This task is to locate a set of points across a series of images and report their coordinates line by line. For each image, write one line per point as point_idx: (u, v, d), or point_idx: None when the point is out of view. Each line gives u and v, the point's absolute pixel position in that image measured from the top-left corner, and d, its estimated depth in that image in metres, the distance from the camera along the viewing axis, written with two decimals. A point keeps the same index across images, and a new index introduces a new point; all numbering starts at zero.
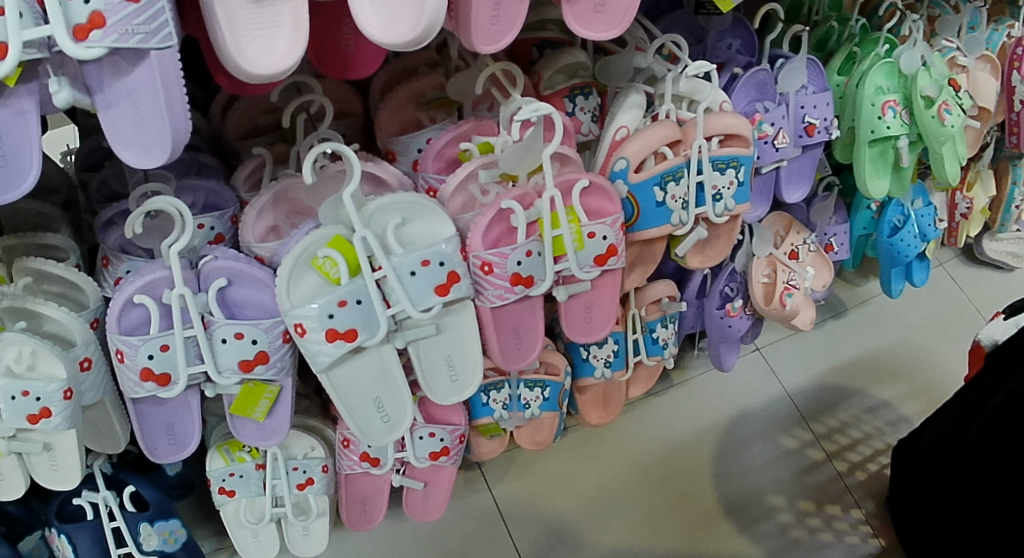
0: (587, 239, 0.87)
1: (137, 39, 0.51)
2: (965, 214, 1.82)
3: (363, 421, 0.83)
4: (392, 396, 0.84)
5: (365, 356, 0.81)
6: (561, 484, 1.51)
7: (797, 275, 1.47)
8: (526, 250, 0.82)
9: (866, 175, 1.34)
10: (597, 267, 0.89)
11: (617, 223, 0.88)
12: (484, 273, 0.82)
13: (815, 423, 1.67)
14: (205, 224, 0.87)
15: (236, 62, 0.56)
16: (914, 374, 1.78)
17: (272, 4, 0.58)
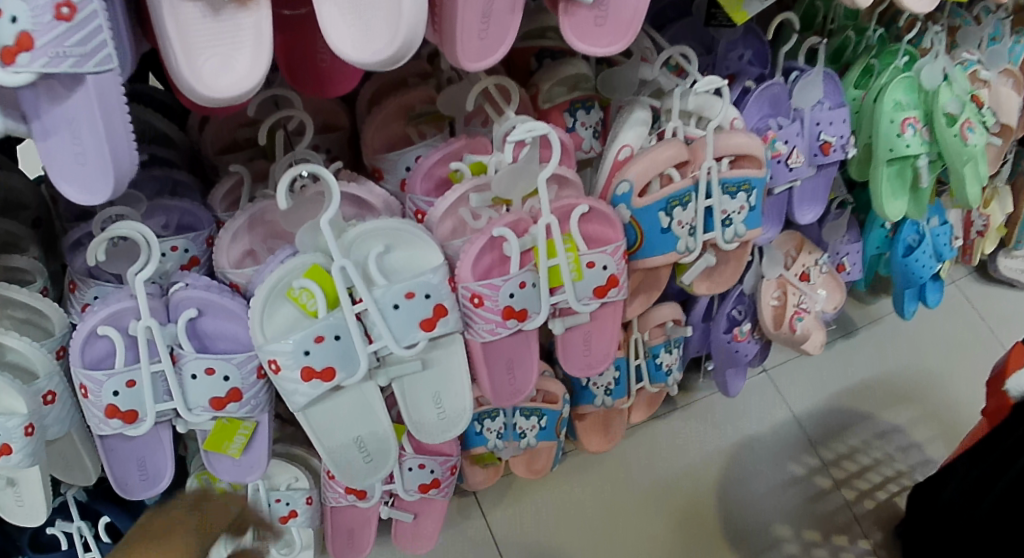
0: (586, 269, 0.83)
1: (70, 63, 0.47)
2: (980, 231, 1.74)
3: (343, 462, 0.78)
4: (375, 436, 0.78)
5: (346, 394, 0.75)
6: (561, 510, 1.45)
7: (808, 298, 1.40)
8: (520, 281, 0.77)
9: (883, 196, 1.28)
10: (597, 299, 0.85)
11: (617, 252, 0.84)
12: (474, 306, 0.77)
13: (823, 449, 1.60)
14: (179, 246, 0.82)
15: (191, 83, 0.52)
16: (928, 400, 1.71)
17: (232, 17, 0.53)
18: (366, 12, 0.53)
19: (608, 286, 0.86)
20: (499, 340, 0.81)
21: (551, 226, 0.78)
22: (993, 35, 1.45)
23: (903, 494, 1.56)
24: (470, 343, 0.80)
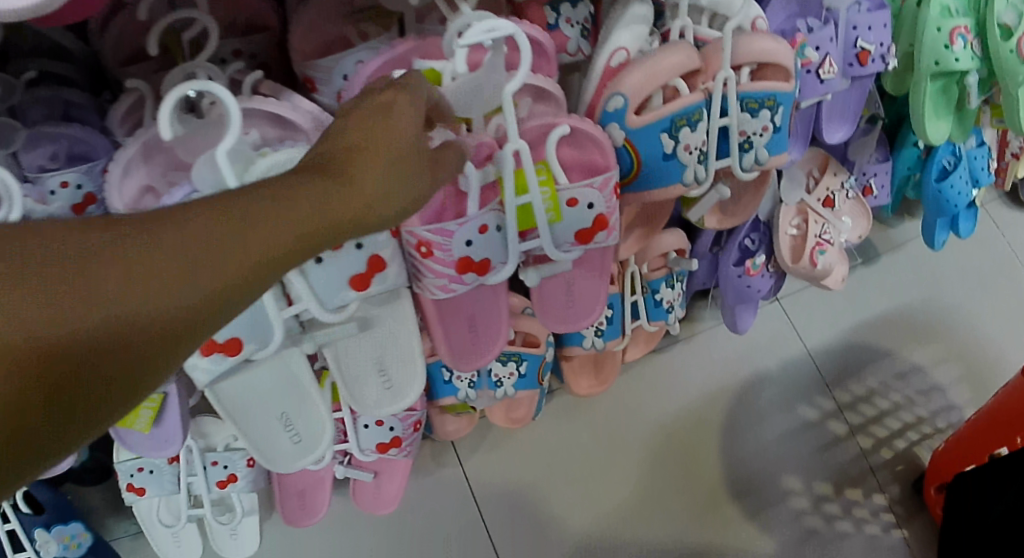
0: (566, 209, 0.68)
1: None
2: (1015, 154, 1.48)
3: (267, 440, 0.71)
4: (302, 412, 0.70)
5: (264, 367, 0.67)
6: (543, 458, 1.23)
7: (831, 228, 1.23)
8: (479, 224, 0.64)
9: (926, 116, 1.10)
10: (580, 245, 0.71)
11: (608, 185, 0.68)
12: (422, 256, 0.64)
13: (839, 391, 1.37)
14: (70, 181, 0.68)
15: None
16: (953, 336, 1.46)
17: None
18: None
19: (597, 229, 0.71)
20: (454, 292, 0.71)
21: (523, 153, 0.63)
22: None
23: (923, 443, 1.37)
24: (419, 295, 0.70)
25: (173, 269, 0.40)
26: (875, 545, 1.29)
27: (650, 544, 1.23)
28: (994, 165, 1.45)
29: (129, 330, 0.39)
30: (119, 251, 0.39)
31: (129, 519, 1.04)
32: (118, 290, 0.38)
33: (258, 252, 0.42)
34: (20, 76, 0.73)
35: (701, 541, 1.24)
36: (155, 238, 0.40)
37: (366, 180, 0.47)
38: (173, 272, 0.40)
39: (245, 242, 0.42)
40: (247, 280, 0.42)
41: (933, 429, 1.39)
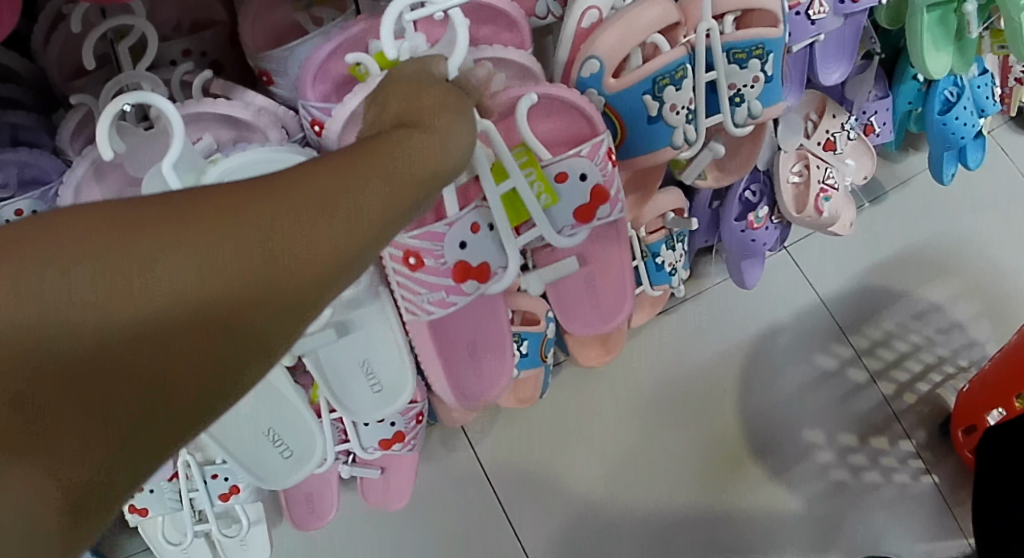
0: (558, 188, 0.70)
1: None
2: (1019, 79, 1.42)
3: (258, 456, 0.72)
4: (289, 424, 0.72)
5: None
6: (556, 433, 1.20)
7: (836, 172, 1.18)
8: (471, 222, 0.65)
9: (925, 50, 1.05)
10: (584, 222, 0.73)
11: (598, 151, 0.69)
12: (412, 269, 0.65)
13: (856, 337, 1.33)
14: (24, 209, 0.64)
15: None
16: (968, 269, 1.41)
17: None
18: None
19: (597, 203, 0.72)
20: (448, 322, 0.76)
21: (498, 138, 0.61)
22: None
23: (947, 383, 1.33)
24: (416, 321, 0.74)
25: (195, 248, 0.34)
26: (905, 494, 1.25)
27: (676, 511, 1.20)
28: (999, 92, 1.39)
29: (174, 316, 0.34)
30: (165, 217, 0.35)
31: (138, 536, 1.03)
32: (123, 273, 0.33)
33: (296, 239, 0.36)
34: None
35: (727, 502, 1.22)
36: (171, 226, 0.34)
37: (422, 146, 0.41)
38: (189, 254, 0.34)
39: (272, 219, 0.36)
40: (275, 272, 0.36)
41: (956, 367, 1.35)
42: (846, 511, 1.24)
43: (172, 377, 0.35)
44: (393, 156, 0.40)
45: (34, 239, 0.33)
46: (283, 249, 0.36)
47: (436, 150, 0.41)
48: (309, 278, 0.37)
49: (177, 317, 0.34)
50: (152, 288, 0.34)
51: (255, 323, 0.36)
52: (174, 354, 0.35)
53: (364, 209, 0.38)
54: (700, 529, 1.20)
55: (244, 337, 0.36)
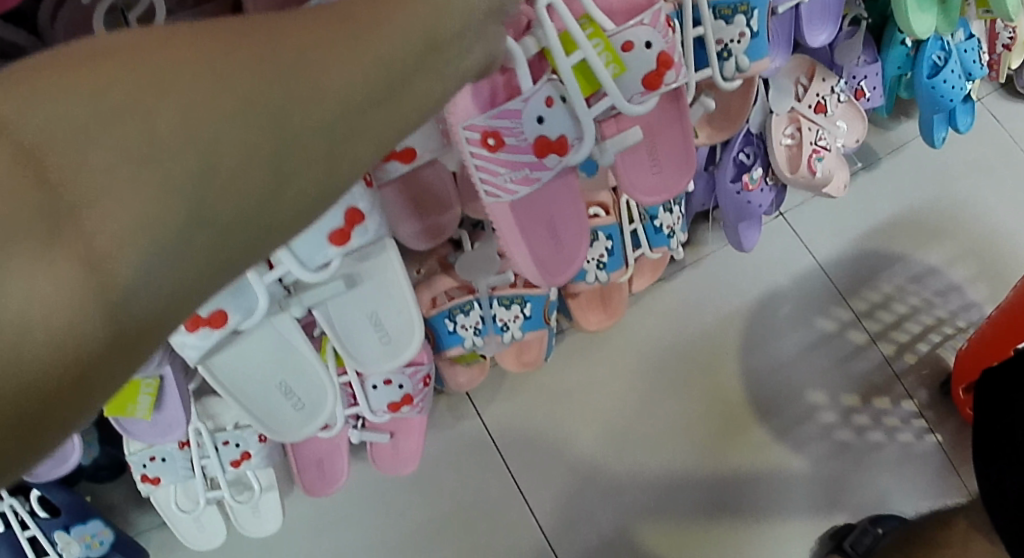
0: (626, 57, 0.71)
1: None
2: (1006, 46, 1.43)
3: (270, 410, 0.73)
4: (301, 378, 0.74)
5: (255, 337, 0.71)
6: (561, 402, 1.22)
7: (826, 134, 1.19)
8: (544, 98, 0.69)
9: (909, 12, 1.07)
10: (652, 91, 0.73)
11: (659, 19, 0.71)
12: (492, 148, 0.70)
13: (855, 299, 1.35)
14: None
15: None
16: (964, 233, 1.43)
17: None
18: None
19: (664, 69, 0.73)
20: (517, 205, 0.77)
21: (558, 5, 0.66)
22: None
23: (947, 343, 1.35)
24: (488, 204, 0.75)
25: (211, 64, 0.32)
26: (909, 453, 1.26)
27: (681, 473, 1.22)
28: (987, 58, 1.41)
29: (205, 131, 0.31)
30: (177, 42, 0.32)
31: (151, 512, 1.04)
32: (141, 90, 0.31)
33: (312, 57, 0.34)
34: None
35: (733, 464, 1.23)
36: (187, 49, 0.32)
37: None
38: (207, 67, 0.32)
39: (298, 51, 0.34)
40: (308, 103, 0.34)
41: (954, 328, 1.36)
42: (850, 471, 1.24)
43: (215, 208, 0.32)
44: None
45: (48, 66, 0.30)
46: (311, 67, 0.34)
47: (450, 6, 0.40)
48: (336, 100, 0.34)
49: (206, 134, 0.31)
50: (176, 104, 0.31)
51: (293, 158, 0.33)
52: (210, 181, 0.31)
53: (385, 45, 0.36)
54: (704, 492, 1.21)
55: (287, 165, 0.33)
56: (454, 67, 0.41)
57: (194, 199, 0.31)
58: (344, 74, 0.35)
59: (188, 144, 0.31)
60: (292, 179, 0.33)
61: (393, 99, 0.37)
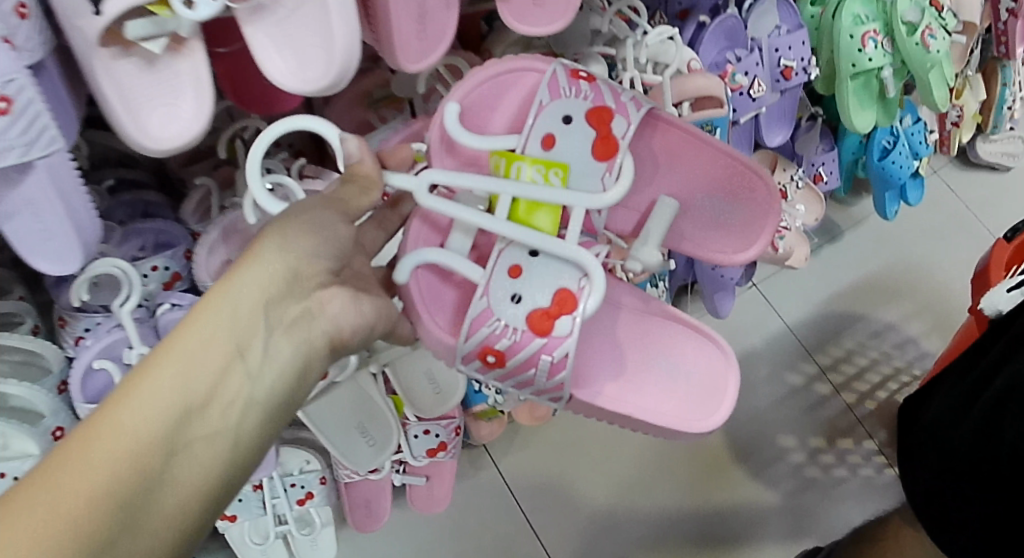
0: (554, 152, 0.73)
1: (15, 154, 0.49)
2: (956, 123, 1.63)
3: (349, 448, 0.91)
4: (374, 421, 0.92)
5: (341, 388, 0.89)
6: (567, 451, 1.40)
7: (788, 217, 1.40)
8: (507, 268, 0.71)
9: (851, 110, 1.28)
10: (610, 161, 0.72)
11: (553, 89, 0.73)
12: (501, 361, 0.72)
13: (820, 355, 1.54)
14: (159, 265, 0.82)
15: (133, 137, 0.54)
16: (917, 293, 1.63)
17: (168, 65, 0.55)
18: (294, 40, 0.57)
19: (608, 129, 0.73)
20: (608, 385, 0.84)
21: (448, 174, 0.67)
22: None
23: (903, 390, 1.53)
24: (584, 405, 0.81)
25: (170, 361, 0.49)
26: (871, 485, 1.44)
27: (670, 509, 1.39)
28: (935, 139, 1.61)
29: (188, 391, 0.48)
30: (146, 362, 0.49)
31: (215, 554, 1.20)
32: (133, 397, 0.47)
33: (222, 319, 0.52)
34: (102, 184, 0.88)
35: (716, 501, 1.40)
36: (150, 360, 0.49)
37: (294, 228, 0.59)
38: (172, 362, 0.49)
39: (212, 315, 0.52)
40: (224, 337, 0.52)
41: (911, 377, 1.54)
42: (818, 503, 1.42)
43: (210, 423, 0.48)
44: (264, 255, 0.56)
45: (97, 413, 0.45)
46: (223, 324, 0.52)
47: (315, 230, 0.60)
48: (245, 334, 0.53)
49: (187, 391, 0.48)
50: (162, 390, 0.47)
51: (215, 397, 0.49)
52: (206, 420, 0.48)
53: (261, 283, 0.55)
54: (690, 526, 1.38)
55: (237, 383, 0.51)
56: (338, 232, 0.62)
57: (147, 438, 0.45)
58: (245, 321, 0.53)
59: (128, 408, 0.46)
60: (246, 373, 0.51)
61: (277, 309, 0.56)
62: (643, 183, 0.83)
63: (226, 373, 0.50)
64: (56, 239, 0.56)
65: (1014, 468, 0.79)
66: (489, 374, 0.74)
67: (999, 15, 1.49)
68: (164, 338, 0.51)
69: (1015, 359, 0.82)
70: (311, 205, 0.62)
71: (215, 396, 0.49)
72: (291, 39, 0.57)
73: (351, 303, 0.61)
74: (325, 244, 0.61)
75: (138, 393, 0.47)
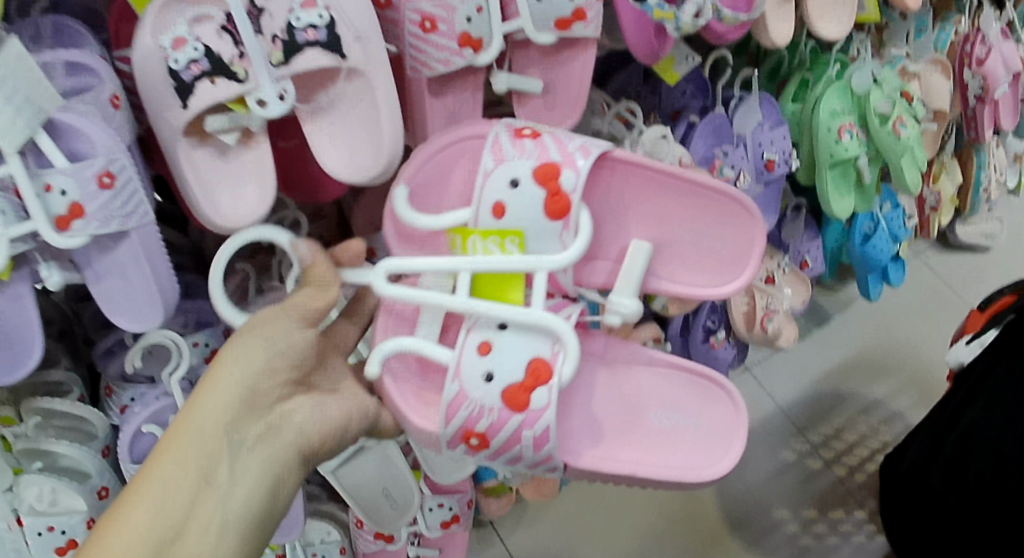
0: (506, 219, 0.75)
1: (116, 221, 0.61)
2: (933, 208, 1.73)
3: (373, 509, 0.98)
4: (397, 485, 0.98)
5: (369, 453, 0.94)
6: (571, 530, 1.44)
7: (775, 300, 1.48)
8: (478, 345, 0.74)
9: (830, 195, 1.38)
10: (563, 218, 0.74)
11: (494, 152, 0.75)
12: (486, 438, 0.75)
13: (810, 433, 1.60)
14: (200, 341, 0.90)
15: (209, 215, 0.67)
16: (903, 370, 1.70)
17: (237, 157, 0.69)
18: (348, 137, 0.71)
19: (556, 182, 0.74)
20: (613, 445, 0.84)
21: (404, 261, 0.71)
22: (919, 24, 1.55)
23: None
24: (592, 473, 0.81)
25: (150, 485, 0.61)
26: (864, 551, 1.47)
27: None
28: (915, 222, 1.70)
29: (166, 510, 0.60)
30: (132, 490, 0.61)
31: None
32: (119, 525, 0.59)
33: (192, 439, 0.64)
34: None
35: None
36: (134, 488, 0.61)
37: (250, 346, 0.68)
38: (152, 486, 0.61)
39: (183, 438, 0.64)
40: (195, 455, 0.63)
41: None
42: None
43: (187, 535, 0.60)
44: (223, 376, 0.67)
45: (92, 543, 0.59)
46: (193, 444, 0.64)
47: (269, 342, 0.69)
48: (214, 448, 0.64)
49: (165, 511, 0.60)
50: (142, 514, 0.60)
51: (191, 510, 0.61)
52: (181, 536, 0.60)
53: (224, 400, 0.66)
54: None
55: (209, 493, 0.62)
56: (296, 338, 0.71)
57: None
58: (214, 437, 0.64)
59: (112, 546, 0.58)
60: (216, 485, 0.63)
61: (244, 419, 0.67)
62: (608, 233, 0.83)
63: (198, 487, 0.62)
64: (137, 295, 0.65)
65: (993, 472, 1.00)
66: (478, 457, 0.77)
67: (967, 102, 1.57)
68: (138, 472, 0.63)
69: (980, 397, 1.06)
70: (266, 317, 0.70)
71: (190, 513, 0.61)
72: (347, 133, 0.71)
73: (315, 410, 0.72)
74: (284, 350, 0.70)
75: (124, 521, 0.59)
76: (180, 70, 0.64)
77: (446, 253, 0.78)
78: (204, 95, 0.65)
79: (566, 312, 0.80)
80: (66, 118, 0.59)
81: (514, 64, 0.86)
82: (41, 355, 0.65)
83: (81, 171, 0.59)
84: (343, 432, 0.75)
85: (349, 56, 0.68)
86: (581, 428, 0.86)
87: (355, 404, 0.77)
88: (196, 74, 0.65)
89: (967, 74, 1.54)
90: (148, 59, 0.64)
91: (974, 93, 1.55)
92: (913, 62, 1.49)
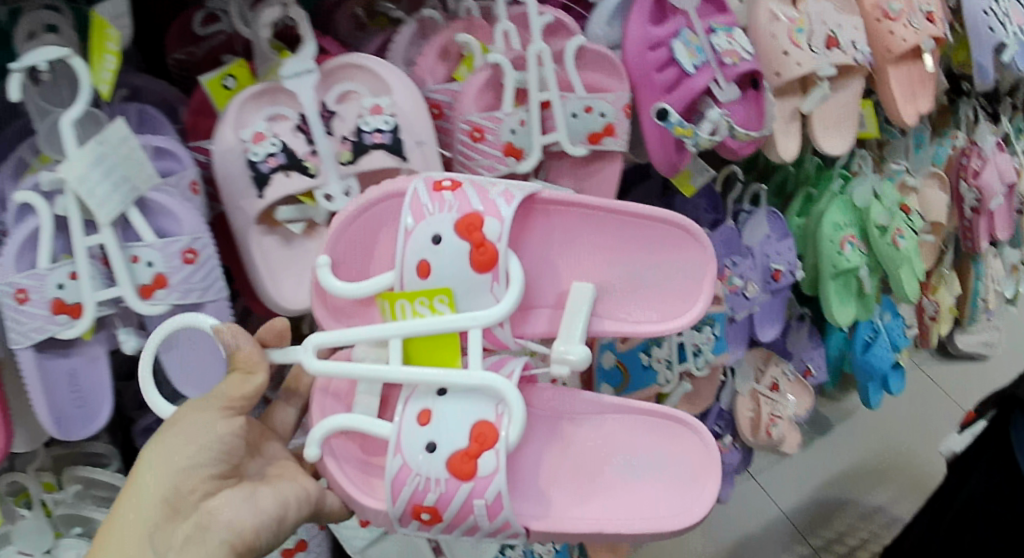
0: (433, 277, 0.72)
1: (195, 293, 0.71)
2: (932, 317, 1.79)
3: None
4: None
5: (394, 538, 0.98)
6: None
7: (780, 406, 1.53)
8: (417, 417, 0.72)
9: (833, 305, 1.45)
10: (491, 269, 0.73)
11: (412, 207, 0.72)
12: (435, 514, 0.72)
13: (813, 537, 1.61)
14: None
15: (276, 297, 0.76)
16: (903, 477, 1.72)
17: (300, 245, 0.78)
18: None
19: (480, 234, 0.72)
20: (571, 505, 0.80)
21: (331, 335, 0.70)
22: (918, 140, 1.62)
23: None
24: (552, 535, 0.78)
25: None
26: None
27: None
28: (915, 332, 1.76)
29: None
30: None
31: None
32: None
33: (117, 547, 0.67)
34: None
35: None
36: None
37: (170, 444, 0.69)
38: None
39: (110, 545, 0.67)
40: None
41: None
42: None
43: None
44: (145, 481, 0.68)
45: None
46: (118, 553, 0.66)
47: (188, 438, 0.69)
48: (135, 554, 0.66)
49: None
50: None
51: None
52: None
53: (146, 504, 0.68)
54: None
55: None
56: (218, 431, 0.70)
57: None
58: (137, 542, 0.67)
59: None
60: None
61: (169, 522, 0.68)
62: (547, 279, 0.82)
63: None
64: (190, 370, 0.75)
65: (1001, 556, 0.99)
66: (435, 532, 0.74)
67: (964, 213, 1.65)
68: None
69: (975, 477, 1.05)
70: (187, 410, 0.70)
71: None
72: None
73: (245, 502, 0.70)
74: (203, 443, 0.69)
75: None
76: (258, 163, 0.74)
77: (375, 319, 0.75)
78: (279, 187, 0.75)
79: (508, 368, 0.77)
80: (160, 198, 0.71)
81: (547, 173, 0.94)
82: (111, 410, 0.72)
83: (168, 247, 0.70)
84: (284, 521, 0.72)
85: (409, 159, 0.77)
86: (527, 486, 0.81)
87: (290, 490, 0.73)
88: (272, 167, 0.75)
89: (964, 186, 1.63)
90: (231, 152, 0.74)
91: (968, 204, 1.64)
92: (912, 176, 1.57)
